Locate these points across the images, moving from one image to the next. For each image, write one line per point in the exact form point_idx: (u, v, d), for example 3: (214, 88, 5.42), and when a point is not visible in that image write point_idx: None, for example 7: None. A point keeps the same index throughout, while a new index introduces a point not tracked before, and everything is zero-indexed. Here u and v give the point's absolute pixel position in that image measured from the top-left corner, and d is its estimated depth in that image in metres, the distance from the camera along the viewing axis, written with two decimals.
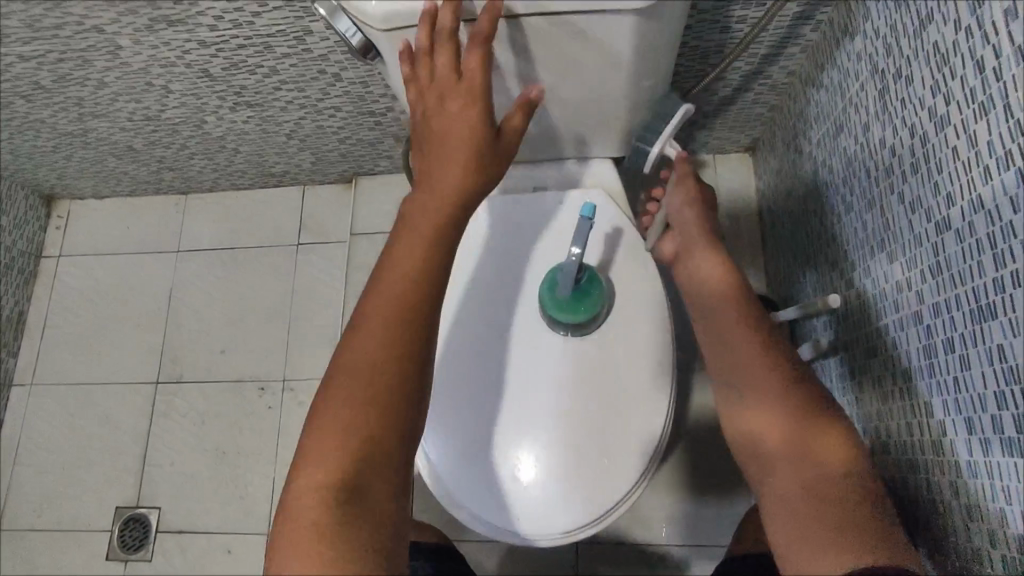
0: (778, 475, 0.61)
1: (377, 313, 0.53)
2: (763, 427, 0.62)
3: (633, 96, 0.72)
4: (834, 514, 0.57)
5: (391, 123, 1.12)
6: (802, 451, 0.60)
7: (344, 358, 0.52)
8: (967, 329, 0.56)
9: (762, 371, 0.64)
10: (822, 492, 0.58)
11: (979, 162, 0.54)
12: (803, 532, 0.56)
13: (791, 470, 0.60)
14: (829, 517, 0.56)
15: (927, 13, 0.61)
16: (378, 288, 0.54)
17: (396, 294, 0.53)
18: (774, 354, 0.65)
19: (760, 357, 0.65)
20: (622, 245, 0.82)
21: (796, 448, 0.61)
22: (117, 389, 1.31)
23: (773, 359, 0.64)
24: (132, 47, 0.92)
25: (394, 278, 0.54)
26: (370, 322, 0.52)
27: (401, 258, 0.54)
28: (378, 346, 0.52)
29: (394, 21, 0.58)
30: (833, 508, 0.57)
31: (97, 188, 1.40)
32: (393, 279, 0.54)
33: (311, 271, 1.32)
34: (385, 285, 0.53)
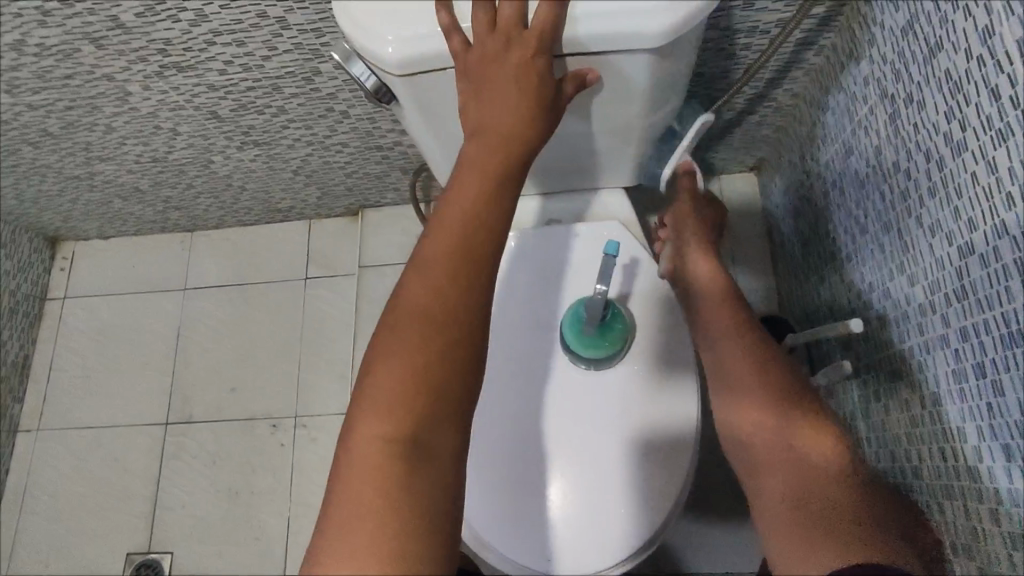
0: (769, 477, 0.65)
1: (400, 348, 0.50)
2: (756, 431, 0.67)
3: (647, 130, 0.72)
4: (820, 515, 0.60)
5: (398, 157, 1.12)
6: (793, 456, 0.65)
7: (367, 395, 0.50)
8: (999, 354, 0.57)
9: (752, 377, 0.70)
10: (810, 496, 0.62)
11: (1001, 189, 0.55)
12: (796, 532, 0.60)
13: (785, 473, 0.64)
14: (816, 519, 0.60)
15: (936, 40, 0.62)
16: (398, 322, 0.51)
17: (417, 328, 0.51)
18: (766, 364, 0.70)
19: (752, 367, 0.70)
20: (641, 276, 0.82)
21: (786, 451, 0.65)
22: (126, 431, 1.30)
23: (763, 369, 0.70)
24: (141, 93, 0.92)
25: (413, 313, 0.51)
26: (394, 357, 0.50)
27: (417, 291, 0.52)
28: (404, 380, 0.49)
29: (412, 67, 0.58)
30: (820, 510, 0.61)
31: (102, 229, 1.39)
32: (412, 315, 0.51)
33: (320, 305, 1.32)
34: (405, 320, 0.51)
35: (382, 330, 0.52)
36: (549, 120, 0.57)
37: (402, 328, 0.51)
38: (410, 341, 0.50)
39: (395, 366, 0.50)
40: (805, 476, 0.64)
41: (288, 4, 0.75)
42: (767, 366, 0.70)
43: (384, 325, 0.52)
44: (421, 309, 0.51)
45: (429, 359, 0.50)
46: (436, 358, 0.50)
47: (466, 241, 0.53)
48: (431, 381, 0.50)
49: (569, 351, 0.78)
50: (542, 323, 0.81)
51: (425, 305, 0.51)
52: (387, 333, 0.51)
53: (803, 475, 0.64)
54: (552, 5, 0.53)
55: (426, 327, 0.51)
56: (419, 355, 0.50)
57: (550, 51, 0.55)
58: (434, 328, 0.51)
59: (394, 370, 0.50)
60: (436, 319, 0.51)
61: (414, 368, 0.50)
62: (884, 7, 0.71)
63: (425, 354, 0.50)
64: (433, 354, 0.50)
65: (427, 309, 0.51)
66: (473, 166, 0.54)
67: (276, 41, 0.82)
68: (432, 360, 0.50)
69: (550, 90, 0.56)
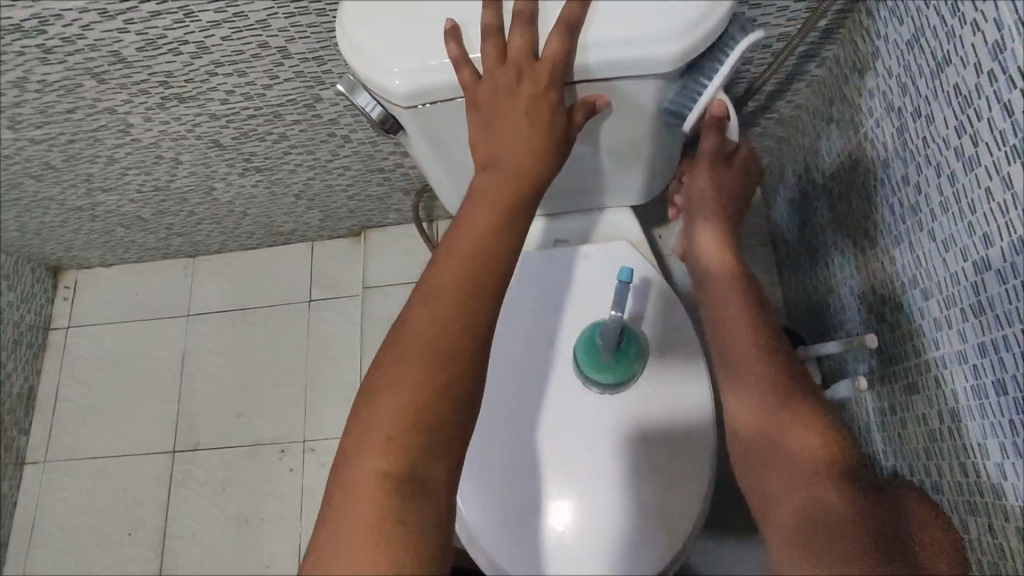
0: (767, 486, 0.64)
1: (400, 380, 0.50)
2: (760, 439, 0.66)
3: (655, 151, 0.72)
4: (819, 530, 0.60)
5: (400, 178, 1.12)
6: (794, 465, 0.63)
7: (365, 425, 0.49)
8: (1019, 371, 0.56)
9: (757, 384, 0.67)
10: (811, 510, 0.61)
11: (1017, 205, 0.54)
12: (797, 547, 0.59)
13: (785, 482, 0.63)
14: (817, 533, 0.59)
15: (944, 55, 0.62)
16: (402, 354, 0.51)
17: (420, 360, 0.50)
18: (774, 368, 0.67)
19: (759, 370, 0.67)
20: (649, 296, 0.81)
21: (787, 459, 0.64)
22: (132, 460, 1.29)
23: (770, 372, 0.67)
24: (142, 124, 0.92)
25: (417, 348, 0.50)
26: (395, 389, 0.49)
27: (423, 324, 0.51)
28: (401, 413, 0.49)
29: (420, 98, 0.58)
30: (819, 524, 0.60)
31: (104, 257, 1.38)
32: (416, 347, 0.51)
33: (325, 327, 1.31)
34: (410, 353, 0.50)
35: (384, 360, 0.51)
36: (560, 150, 0.57)
37: (406, 360, 0.50)
38: (413, 374, 0.50)
39: (395, 397, 0.49)
40: (805, 487, 0.62)
41: (290, 34, 0.75)
42: (774, 367, 0.67)
43: (387, 355, 0.51)
44: (426, 342, 0.50)
45: (432, 392, 0.49)
46: (440, 393, 0.49)
47: (475, 275, 0.52)
48: (431, 415, 0.49)
49: (583, 375, 0.77)
50: (547, 345, 0.80)
51: (431, 338, 0.51)
52: (388, 363, 0.51)
53: (803, 486, 0.63)
54: (564, 37, 0.53)
55: (430, 361, 0.50)
56: (422, 389, 0.49)
57: (562, 83, 0.55)
58: (438, 362, 0.50)
59: (394, 401, 0.49)
60: (441, 353, 0.50)
61: (415, 402, 0.49)
62: (888, 21, 0.71)
63: (428, 388, 0.49)
64: (437, 388, 0.49)
65: (433, 342, 0.50)
66: (482, 200, 0.55)
67: (278, 70, 0.82)
68: (435, 394, 0.49)
69: (562, 121, 0.56)
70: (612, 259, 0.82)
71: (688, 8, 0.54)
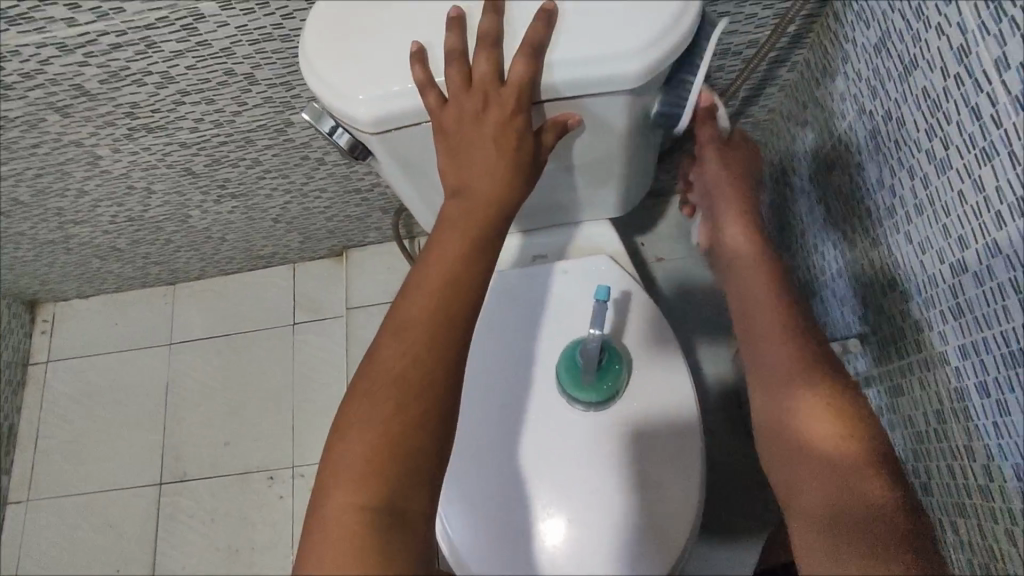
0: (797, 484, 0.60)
1: (369, 414, 0.49)
2: (793, 432, 0.61)
3: (628, 166, 0.71)
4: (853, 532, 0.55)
5: (377, 198, 1.11)
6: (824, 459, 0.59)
7: (338, 461, 0.48)
8: (1001, 373, 0.56)
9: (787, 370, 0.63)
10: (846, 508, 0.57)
11: (989, 208, 0.54)
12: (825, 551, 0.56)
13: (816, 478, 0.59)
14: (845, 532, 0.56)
15: (911, 58, 0.62)
16: (373, 387, 0.50)
17: (392, 393, 0.49)
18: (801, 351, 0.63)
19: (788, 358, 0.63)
20: (630, 310, 0.80)
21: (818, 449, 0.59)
22: (119, 495, 1.26)
23: (799, 359, 0.63)
24: (111, 156, 0.90)
25: (388, 381, 0.49)
26: (369, 423, 0.48)
27: (392, 356, 0.50)
28: (374, 446, 0.48)
29: (385, 124, 0.57)
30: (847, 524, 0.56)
31: (81, 288, 1.36)
32: (386, 379, 0.50)
33: (310, 350, 1.29)
34: (382, 386, 0.49)
35: (355, 394, 0.50)
36: (529, 173, 0.57)
37: (376, 394, 0.49)
38: (384, 408, 0.49)
39: (366, 431, 0.48)
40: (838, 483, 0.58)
41: (255, 61, 0.74)
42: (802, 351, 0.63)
43: (358, 389, 0.50)
44: (396, 374, 0.49)
45: (404, 426, 0.48)
46: (413, 425, 0.48)
47: (446, 305, 0.51)
48: (402, 449, 0.48)
49: (567, 394, 0.76)
50: (527, 364, 0.79)
51: (401, 370, 0.50)
52: (359, 398, 0.50)
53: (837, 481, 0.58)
54: (529, 59, 0.52)
55: (402, 393, 0.49)
56: (395, 423, 0.48)
57: (529, 104, 0.54)
58: (410, 394, 0.49)
59: (366, 436, 0.48)
60: (412, 385, 0.49)
61: (389, 434, 0.48)
62: (855, 24, 0.71)
63: (399, 421, 0.48)
64: (409, 420, 0.48)
65: (404, 373, 0.49)
66: (450, 229, 0.54)
67: (246, 97, 0.80)
68: (408, 427, 0.48)
69: (531, 145, 0.55)
70: (592, 274, 0.81)
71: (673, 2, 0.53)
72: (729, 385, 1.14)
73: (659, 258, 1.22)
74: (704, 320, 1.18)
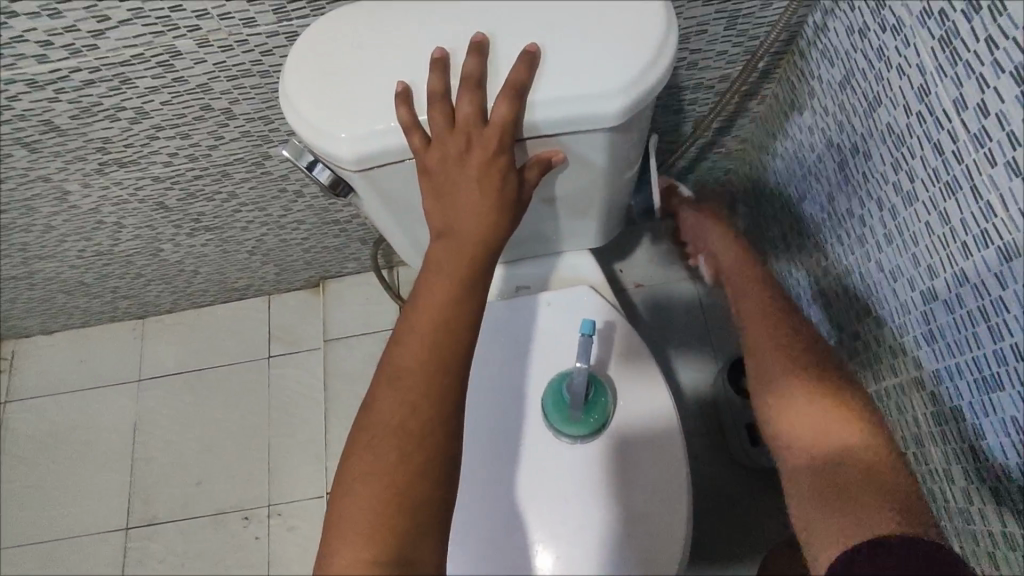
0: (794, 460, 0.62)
1: (373, 467, 0.49)
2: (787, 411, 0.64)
3: (609, 199, 0.72)
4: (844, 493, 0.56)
5: (357, 229, 1.10)
6: (819, 433, 0.61)
7: (343, 517, 0.49)
8: (975, 399, 0.58)
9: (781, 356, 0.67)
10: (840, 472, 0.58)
11: (956, 239, 0.56)
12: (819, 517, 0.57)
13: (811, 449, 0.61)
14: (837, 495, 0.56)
15: (875, 96, 0.64)
16: (374, 439, 0.50)
17: (393, 445, 0.49)
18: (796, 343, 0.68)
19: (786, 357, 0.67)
20: (616, 340, 0.80)
21: (816, 423, 0.62)
22: (83, 542, 1.20)
23: (794, 348, 0.67)
24: (80, 191, 0.88)
25: (388, 434, 0.50)
26: (373, 477, 0.49)
27: (391, 408, 0.51)
28: (381, 499, 0.48)
29: (368, 161, 0.57)
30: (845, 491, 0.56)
31: (45, 324, 1.31)
32: (387, 431, 0.50)
33: (287, 383, 1.26)
34: (382, 439, 0.50)
35: (357, 447, 0.51)
36: (515, 210, 0.57)
37: (378, 446, 0.50)
38: (388, 459, 0.49)
39: (370, 485, 0.49)
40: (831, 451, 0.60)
41: (233, 96, 0.73)
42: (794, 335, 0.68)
43: (358, 442, 0.51)
44: (396, 425, 0.50)
45: (409, 476, 0.49)
46: (417, 475, 0.49)
47: (439, 350, 0.52)
48: (409, 500, 0.48)
49: (554, 428, 0.76)
50: (517, 400, 0.78)
51: (400, 420, 0.50)
52: (361, 452, 0.50)
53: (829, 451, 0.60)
54: (511, 100, 0.52)
55: (404, 443, 0.49)
56: (400, 474, 0.49)
57: (512, 143, 0.55)
58: (412, 443, 0.50)
59: (372, 490, 0.49)
60: (413, 435, 0.50)
61: (393, 485, 0.48)
62: (820, 62, 0.74)
63: (404, 472, 0.49)
64: (414, 469, 0.49)
65: (403, 423, 0.50)
66: (439, 272, 0.54)
67: (223, 131, 0.79)
68: (414, 475, 0.49)
69: (514, 184, 0.56)
70: (576, 306, 0.81)
71: (652, 45, 0.54)
72: (711, 410, 1.15)
73: (637, 283, 1.23)
74: (683, 345, 1.19)
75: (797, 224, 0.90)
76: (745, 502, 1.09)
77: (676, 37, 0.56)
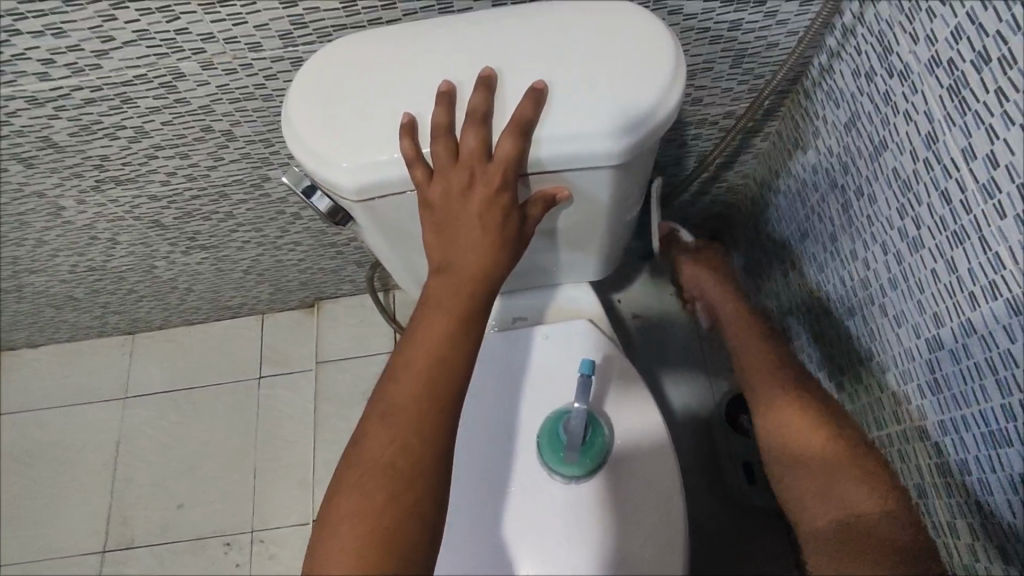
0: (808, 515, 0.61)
1: (359, 507, 0.47)
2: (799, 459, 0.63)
3: (610, 234, 0.71)
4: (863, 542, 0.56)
5: (353, 251, 1.09)
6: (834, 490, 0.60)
7: (327, 557, 0.47)
8: (981, 453, 0.57)
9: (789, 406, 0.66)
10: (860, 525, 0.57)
11: (963, 288, 0.55)
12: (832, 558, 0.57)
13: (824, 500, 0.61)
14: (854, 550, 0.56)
15: (880, 140, 0.64)
16: (362, 478, 0.48)
17: (382, 484, 0.48)
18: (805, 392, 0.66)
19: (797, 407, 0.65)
20: (613, 376, 0.78)
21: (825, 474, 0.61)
22: (58, 565, 1.16)
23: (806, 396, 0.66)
24: (75, 207, 0.87)
25: (376, 473, 0.48)
26: (360, 517, 0.47)
27: (381, 444, 0.49)
28: (367, 541, 0.46)
29: (367, 192, 0.56)
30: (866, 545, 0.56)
31: (30, 337, 1.28)
32: (374, 469, 0.48)
33: (276, 405, 1.24)
34: (371, 477, 0.48)
35: (343, 486, 0.49)
36: (515, 246, 0.56)
37: (366, 485, 0.48)
38: (376, 499, 0.47)
39: (355, 527, 0.47)
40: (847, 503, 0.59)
41: (235, 118, 0.73)
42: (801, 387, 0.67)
43: (345, 479, 0.49)
44: (385, 463, 0.48)
45: (396, 518, 0.47)
46: (405, 517, 0.47)
47: (432, 386, 0.50)
48: (396, 543, 0.46)
49: (548, 466, 0.74)
50: (511, 435, 0.76)
51: (390, 458, 0.48)
52: (347, 491, 0.48)
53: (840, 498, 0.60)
54: (516, 139, 0.52)
55: (393, 483, 0.48)
56: (387, 515, 0.47)
57: (516, 179, 0.54)
58: (402, 482, 0.48)
59: (356, 532, 0.47)
60: (402, 473, 0.48)
61: (381, 526, 0.47)
62: (825, 103, 0.74)
63: (391, 513, 0.47)
64: (402, 510, 0.47)
65: (393, 462, 0.48)
66: (437, 307, 0.53)
67: (222, 152, 0.79)
68: (402, 516, 0.47)
69: (516, 222, 0.55)
70: (574, 340, 0.80)
71: (658, 89, 0.54)
72: (706, 445, 1.13)
73: (635, 313, 1.22)
74: (680, 378, 1.18)
75: (798, 261, 0.89)
76: (739, 542, 1.06)
77: (683, 81, 0.56)
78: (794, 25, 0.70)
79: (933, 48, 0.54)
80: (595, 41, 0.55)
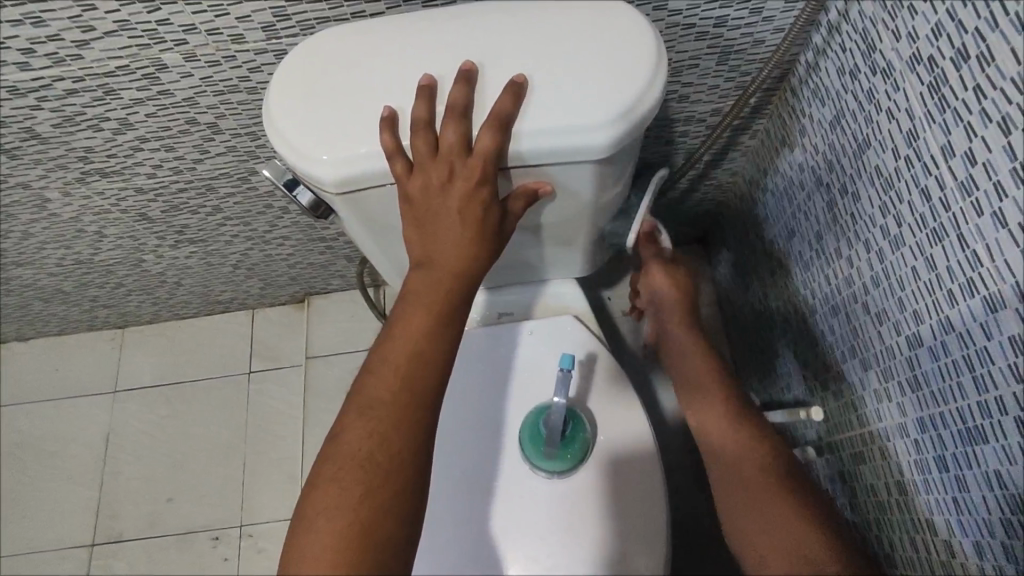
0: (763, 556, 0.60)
1: (336, 501, 0.47)
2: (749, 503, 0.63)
3: (593, 230, 0.71)
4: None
5: (343, 246, 1.09)
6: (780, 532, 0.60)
7: (302, 550, 0.47)
8: (958, 451, 0.57)
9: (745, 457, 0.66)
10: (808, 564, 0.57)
11: (942, 286, 0.56)
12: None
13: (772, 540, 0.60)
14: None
15: (864, 137, 0.64)
16: (339, 471, 0.48)
17: (359, 478, 0.48)
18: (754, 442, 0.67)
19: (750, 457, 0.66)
20: (597, 371, 0.78)
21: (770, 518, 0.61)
22: (46, 558, 1.16)
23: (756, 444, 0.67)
24: (61, 199, 0.87)
25: (354, 467, 0.48)
26: (336, 511, 0.47)
27: (358, 439, 0.49)
28: (344, 535, 0.46)
29: (347, 185, 0.56)
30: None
31: (20, 331, 1.28)
32: (352, 463, 0.48)
33: (265, 401, 1.24)
34: (347, 471, 0.48)
35: (320, 481, 0.49)
36: (496, 240, 0.56)
37: (343, 480, 0.48)
38: (353, 493, 0.47)
39: (331, 522, 0.47)
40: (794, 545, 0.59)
41: (220, 111, 0.73)
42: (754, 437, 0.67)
43: (323, 473, 0.49)
44: (363, 458, 0.48)
45: (372, 512, 0.47)
46: (382, 511, 0.47)
47: (411, 381, 0.50)
48: (373, 538, 0.46)
49: (530, 462, 0.74)
50: (493, 429, 0.76)
51: (367, 452, 0.48)
52: (324, 485, 0.48)
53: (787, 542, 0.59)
54: (496, 133, 0.52)
55: (371, 476, 0.48)
56: (363, 510, 0.47)
57: (495, 172, 0.54)
58: (379, 476, 0.48)
59: (333, 526, 0.47)
60: (379, 467, 0.48)
61: (357, 521, 0.47)
62: (811, 101, 0.74)
63: (368, 507, 0.47)
64: (378, 503, 0.47)
65: (370, 456, 0.48)
66: (416, 301, 0.53)
67: (208, 145, 0.78)
68: (379, 510, 0.47)
69: (498, 215, 0.55)
70: (559, 336, 0.80)
71: (638, 87, 0.54)
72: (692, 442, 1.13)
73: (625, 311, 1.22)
74: None
75: (784, 258, 0.89)
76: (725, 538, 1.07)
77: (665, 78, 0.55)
78: (780, 22, 0.70)
79: (915, 45, 0.54)
80: (577, 36, 0.55)
